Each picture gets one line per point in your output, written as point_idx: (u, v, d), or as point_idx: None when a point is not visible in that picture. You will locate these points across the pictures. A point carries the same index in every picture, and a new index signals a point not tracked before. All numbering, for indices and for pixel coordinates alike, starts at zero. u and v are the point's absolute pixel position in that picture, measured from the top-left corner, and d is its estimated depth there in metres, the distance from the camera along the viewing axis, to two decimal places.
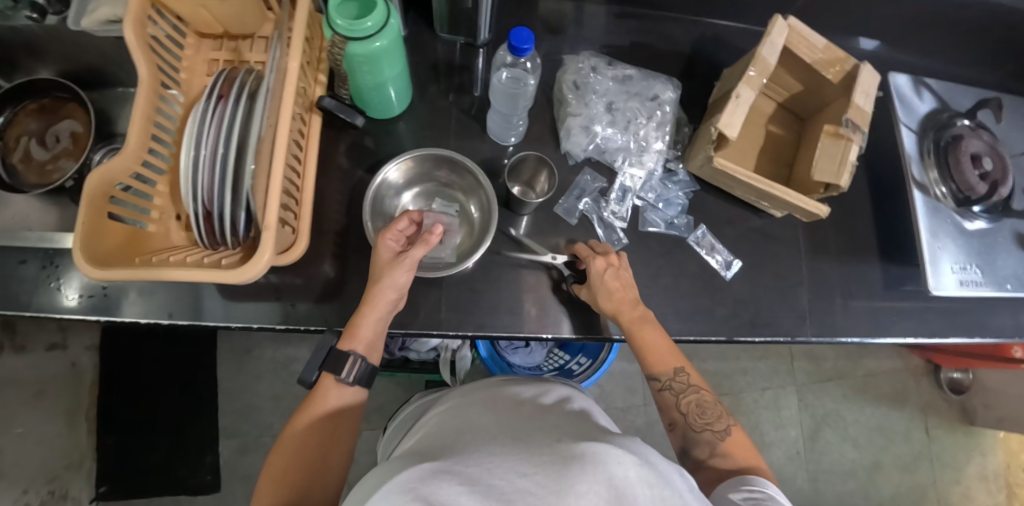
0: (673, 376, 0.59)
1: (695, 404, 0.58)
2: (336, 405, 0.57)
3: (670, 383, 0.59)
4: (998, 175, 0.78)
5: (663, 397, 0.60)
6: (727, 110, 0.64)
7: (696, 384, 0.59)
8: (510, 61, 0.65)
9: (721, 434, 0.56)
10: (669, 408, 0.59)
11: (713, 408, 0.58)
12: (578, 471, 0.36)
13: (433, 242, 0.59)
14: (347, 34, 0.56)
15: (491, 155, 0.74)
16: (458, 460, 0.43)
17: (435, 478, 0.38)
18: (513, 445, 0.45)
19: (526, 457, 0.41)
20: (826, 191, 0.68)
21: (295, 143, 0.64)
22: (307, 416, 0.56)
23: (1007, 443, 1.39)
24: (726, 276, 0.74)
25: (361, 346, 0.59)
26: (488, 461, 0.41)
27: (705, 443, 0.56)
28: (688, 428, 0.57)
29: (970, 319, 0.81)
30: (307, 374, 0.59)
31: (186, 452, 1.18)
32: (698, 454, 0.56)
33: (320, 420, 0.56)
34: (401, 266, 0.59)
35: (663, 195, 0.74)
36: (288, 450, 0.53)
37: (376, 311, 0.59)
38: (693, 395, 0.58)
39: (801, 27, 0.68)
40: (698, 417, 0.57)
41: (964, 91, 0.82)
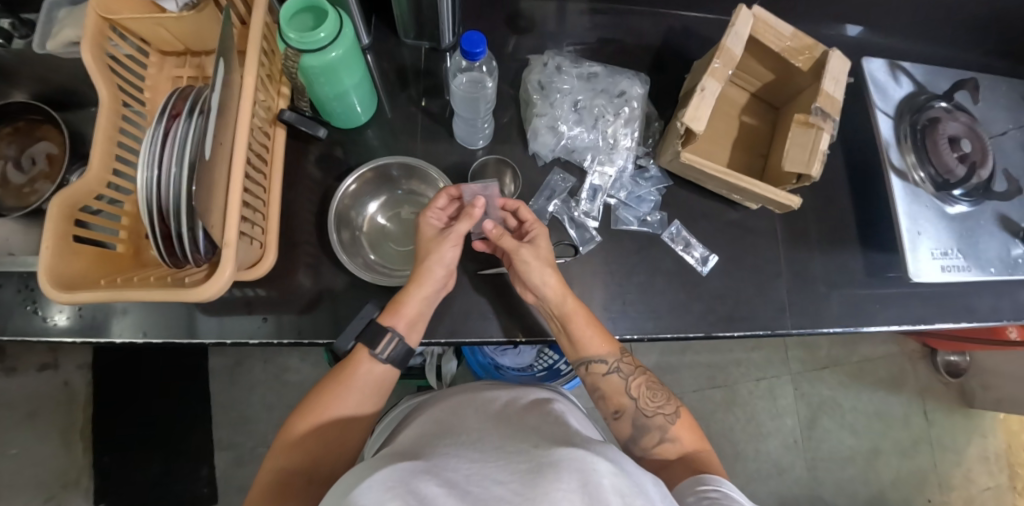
0: (619, 358, 0.60)
1: (645, 387, 0.59)
2: (363, 379, 0.55)
3: (616, 365, 0.59)
4: (977, 157, 0.77)
5: (610, 381, 0.59)
6: (692, 104, 0.63)
7: (639, 366, 0.61)
8: (466, 66, 0.64)
9: (671, 418, 0.57)
10: (615, 392, 0.59)
11: (661, 390, 0.59)
12: (554, 480, 0.35)
13: (476, 215, 0.61)
14: (300, 46, 0.56)
15: (460, 159, 0.74)
16: (439, 464, 0.41)
17: (415, 480, 0.36)
18: (493, 450, 0.43)
19: (504, 465, 0.39)
20: (799, 182, 0.67)
21: (257, 158, 0.64)
22: (335, 386, 0.55)
23: (1008, 424, 1.37)
24: (702, 272, 0.73)
25: (401, 323, 0.58)
26: (466, 468, 0.39)
27: (656, 427, 0.57)
28: (638, 413, 0.58)
29: (955, 303, 0.80)
30: (344, 343, 0.66)
31: (182, 463, 1.19)
32: (646, 442, 0.57)
33: (348, 389, 0.55)
34: (447, 240, 0.60)
35: (634, 192, 0.74)
36: (311, 416, 0.53)
37: (422, 290, 0.59)
38: (640, 377, 0.60)
39: (766, 15, 0.67)
40: (650, 401, 0.58)
41: (940, 72, 0.80)
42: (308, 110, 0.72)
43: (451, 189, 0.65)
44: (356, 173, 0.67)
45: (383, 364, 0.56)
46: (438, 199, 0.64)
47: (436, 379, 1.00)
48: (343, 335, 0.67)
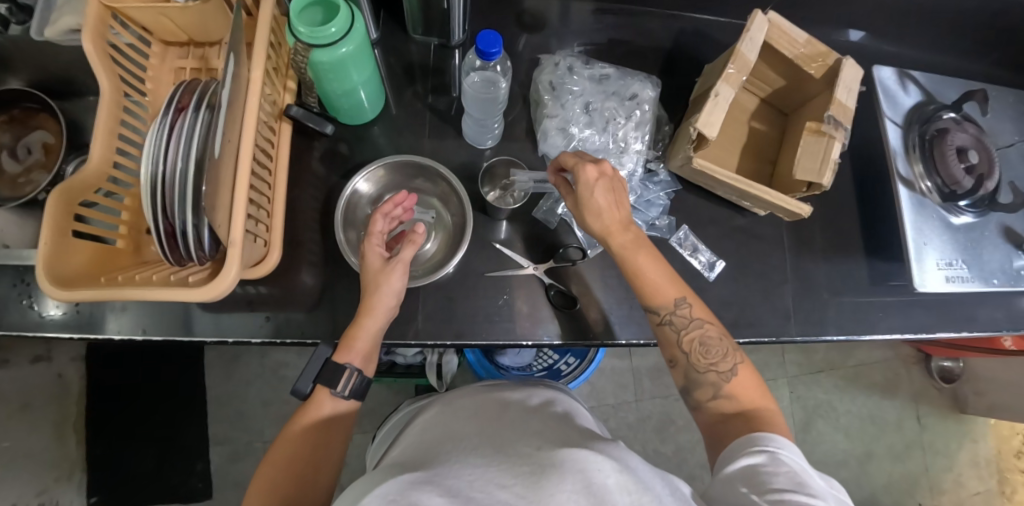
0: (674, 310, 0.57)
1: (698, 342, 0.55)
2: (328, 417, 0.55)
3: (672, 317, 0.57)
4: (984, 169, 0.77)
5: (665, 332, 0.57)
6: (706, 109, 0.62)
7: (700, 318, 0.56)
8: (479, 65, 0.63)
9: (726, 376, 0.54)
10: (671, 343, 0.57)
11: (719, 346, 0.55)
12: (557, 480, 0.36)
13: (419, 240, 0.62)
14: (311, 41, 0.54)
15: (468, 158, 0.73)
16: (441, 468, 0.41)
17: (417, 489, 0.36)
18: (496, 449, 0.43)
19: (506, 465, 0.40)
20: (810, 190, 0.67)
21: (263, 153, 0.62)
22: (299, 428, 0.53)
23: (999, 430, 1.39)
24: (709, 277, 0.73)
25: (356, 358, 0.57)
26: (470, 470, 0.39)
27: (709, 384, 0.54)
28: (691, 368, 0.56)
29: (956, 313, 0.81)
30: (301, 386, 0.57)
31: (176, 458, 1.18)
32: (699, 396, 0.55)
33: (312, 430, 0.53)
34: (395, 270, 0.60)
35: (643, 196, 0.73)
36: (279, 458, 0.50)
37: (375, 321, 0.59)
38: (696, 331, 0.56)
39: (781, 22, 0.67)
40: (703, 357, 0.55)
41: (949, 82, 0.80)
42: (315, 107, 0.71)
43: (386, 206, 0.64)
44: (368, 168, 0.66)
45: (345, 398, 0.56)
46: (378, 222, 0.63)
47: (436, 378, 0.99)
48: (299, 380, 0.57)
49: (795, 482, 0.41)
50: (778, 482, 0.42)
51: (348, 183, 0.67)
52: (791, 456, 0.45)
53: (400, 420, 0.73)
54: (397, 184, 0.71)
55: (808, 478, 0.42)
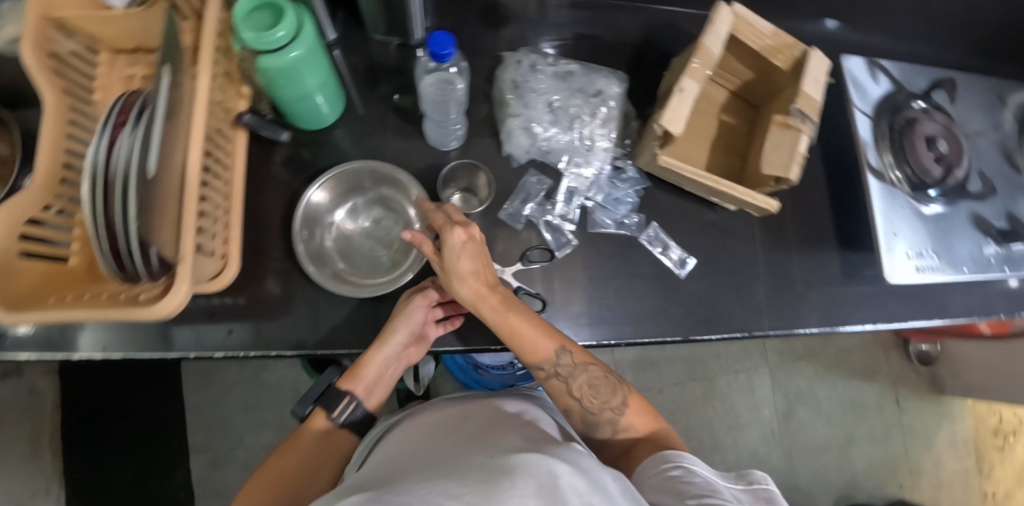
0: (557, 361, 0.58)
1: (588, 386, 0.58)
2: (313, 439, 0.61)
3: (556, 369, 0.58)
4: (953, 158, 0.77)
5: (554, 384, 0.59)
6: (670, 106, 0.61)
7: (582, 363, 0.58)
8: (433, 66, 0.59)
9: (619, 410, 0.58)
10: (562, 394, 0.59)
11: (607, 384, 0.59)
12: (509, 486, 0.34)
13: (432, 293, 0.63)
14: (256, 47, 0.53)
15: (431, 161, 0.71)
16: (390, 489, 0.38)
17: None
18: (448, 466, 0.42)
19: (458, 475, 0.39)
20: (777, 185, 0.67)
21: (215, 164, 0.60)
22: (286, 448, 0.59)
23: (974, 409, 1.41)
24: (680, 275, 0.72)
25: (360, 386, 0.63)
26: (421, 484, 0.38)
27: (606, 422, 0.58)
28: (586, 412, 0.58)
29: (927, 302, 0.81)
30: (297, 410, 0.63)
31: (155, 470, 1.14)
32: (601, 435, 0.59)
33: (295, 449, 0.59)
34: (414, 303, 0.62)
35: (611, 194, 0.72)
36: (290, 451, 0.59)
37: (379, 354, 0.62)
38: (580, 376, 0.58)
39: (748, 14, 0.65)
40: (594, 399, 0.58)
41: (919, 71, 0.80)
42: (269, 114, 0.69)
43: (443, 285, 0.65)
44: (321, 178, 0.64)
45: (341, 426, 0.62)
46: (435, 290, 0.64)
47: (414, 381, 0.97)
48: (297, 404, 0.63)
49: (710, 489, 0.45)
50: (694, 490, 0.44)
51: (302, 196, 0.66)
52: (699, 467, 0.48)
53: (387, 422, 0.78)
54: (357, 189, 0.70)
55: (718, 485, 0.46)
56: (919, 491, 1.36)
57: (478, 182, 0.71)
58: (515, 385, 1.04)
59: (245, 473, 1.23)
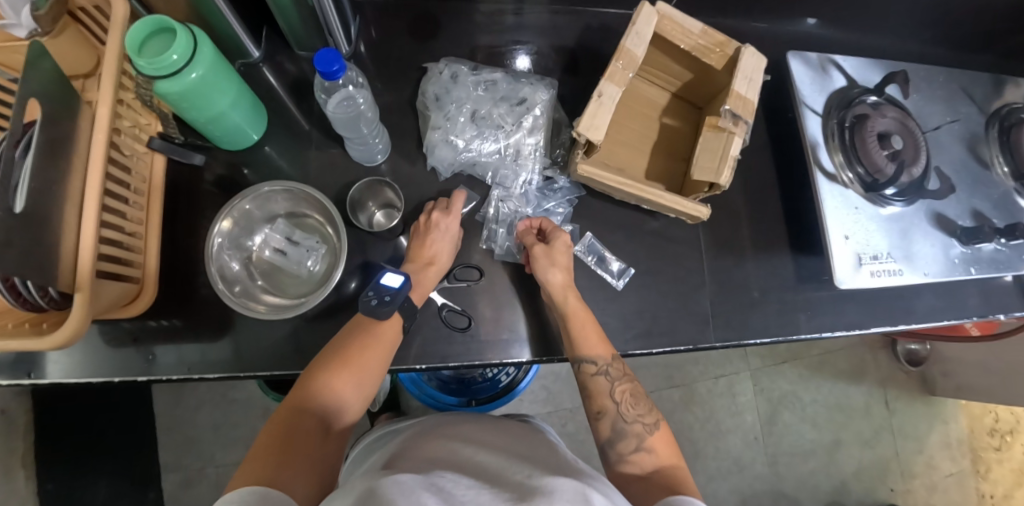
0: (610, 362, 0.60)
1: (629, 393, 0.59)
2: (384, 344, 0.56)
3: (606, 368, 0.60)
4: (908, 154, 0.72)
5: (596, 383, 0.59)
6: (588, 112, 0.59)
7: (627, 374, 0.61)
8: (328, 85, 0.58)
9: (650, 428, 0.56)
10: (602, 393, 0.59)
11: (644, 401, 0.59)
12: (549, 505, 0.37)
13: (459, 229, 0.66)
14: (151, 72, 0.52)
15: (358, 177, 0.69)
16: (437, 480, 0.42)
17: (418, 493, 0.38)
18: (485, 476, 0.46)
19: (495, 487, 0.42)
20: (710, 190, 0.64)
21: (130, 189, 0.60)
22: (357, 346, 0.54)
23: (969, 409, 1.36)
24: (618, 286, 0.69)
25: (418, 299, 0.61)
26: (462, 485, 0.42)
27: (632, 435, 0.56)
28: (619, 417, 0.57)
29: (889, 305, 0.77)
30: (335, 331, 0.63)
31: (130, 489, 1.15)
32: (622, 448, 0.55)
33: (362, 349, 0.54)
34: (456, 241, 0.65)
35: (542, 206, 0.70)
36: (352, 352, 0.54)
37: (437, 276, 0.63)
38: (626, 383, 0.60)
39: (672, 13, 0.63)
40: (631, 407, 0.58)
41: (871, 64, 0.76)
42: (178, 135, 0.67)
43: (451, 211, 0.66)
44: (234, 199, 0.61)
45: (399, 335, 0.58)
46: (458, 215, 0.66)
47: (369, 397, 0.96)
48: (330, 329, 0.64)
49: None
50: None
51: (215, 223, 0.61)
52: None
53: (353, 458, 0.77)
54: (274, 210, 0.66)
55: None
56: (912, 495, 1.31)
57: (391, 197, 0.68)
58: (476, 398, 1.03)
59: (216, 490, 1.22)
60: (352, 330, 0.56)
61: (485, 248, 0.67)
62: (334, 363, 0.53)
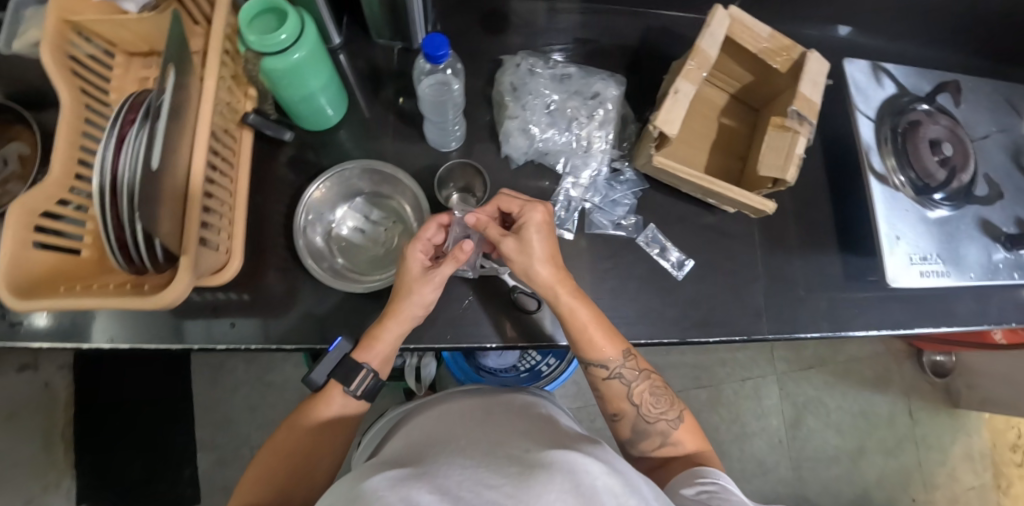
0: (621, 363, 0.60)
1: (648, 393, 0.60)
2: (337, 410, 0.61)
3: (619, 370, 0.60)
4: (959, 161, 0.76)
5: (612, 386, 0.61)
6: (664, 106, 0.62)
7: (645, 370, 0.61)
8: (429, 68, 0.61)
9: (673, 423, 0.59)
10: (617, 396, 0.61)
11: (665, 396, 0.61)
12: (545, 481, 0.39)
13: (460, 258, 0.58)
14: (261, 49, 0.55)
15: (431, 161, 0.72)
16: (432, 473, 0.46)
17: (408, 489, 0.41)
18: (483, 456, 0.49)
19: (495, 467, 0.44)
20: (775, 186, 0.67)
21: (223, 160, 0.62)
22: (309, 414, 0.60)
23: (991, 423, 1.37)
24: (677, 277, 0.72)
25: (373, 360, 0.62)
26: (457, 471, 0.44)
27: (657, 433, 0.59)
28: (640, 418, 0.60)
29: (933, 308, 0.80)
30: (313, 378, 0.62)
31: (163, 468, 1.17)
32: (647, 445, 0.59)
33: (317, 421, 0.60)
34: (431, 283, 0.59)
35: (608, 196, 0.72)
36: (301, 423, 0.60)
37: (398, 325, 0.61)
38: (643, 383, 0.60)
39: (744, 17, 0.66)
40: (652, 407, 0.60)
41: (924, 73, 0.79)
42: (273, 114, 0.71)
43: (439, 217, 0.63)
44: (319, 179, 0.65)
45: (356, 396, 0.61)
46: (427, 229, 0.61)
47: (415, 381, 1.00)
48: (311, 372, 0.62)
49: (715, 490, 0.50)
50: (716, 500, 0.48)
51: (302, 193, 0.66)
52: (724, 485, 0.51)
53: (384, 425, 0.87)
54: (355, 189, 0.71)
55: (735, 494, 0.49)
56: None
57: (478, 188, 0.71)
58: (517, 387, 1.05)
59: None
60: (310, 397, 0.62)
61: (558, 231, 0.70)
62: (288, 434, 0.59)
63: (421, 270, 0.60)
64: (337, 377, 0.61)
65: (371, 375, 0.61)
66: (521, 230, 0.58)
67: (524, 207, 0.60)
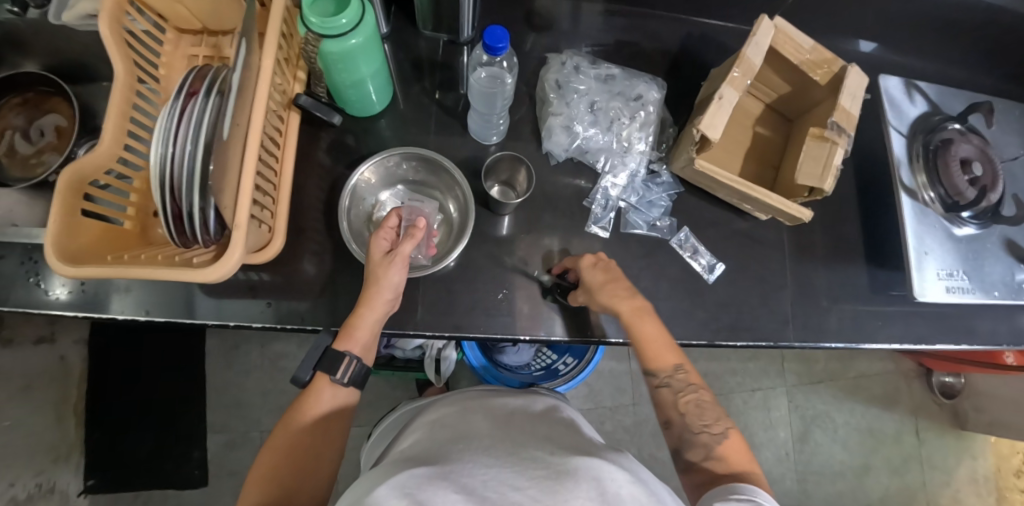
0: (672, 373, 0.59)
1: (694, 404, 0.58)
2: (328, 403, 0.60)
3: (669, 379, 0.59)
4: (988, 181, 0.77)
5: (660, 394, 0.60)
6: (709, 111, 0.63)
7: (694, 384, 0.59)
8: (486, 60, 0.65)
9: (718, 437, 0.56)
10: (667, 407, 0.59)
11: (712, 409, 0.58)
12: (571, 488, 0.39)
13: (419, 234, 0.61)
14: (320, 31, 0.55)
15: (472, 153, 0.74)
16: (454, 470, 0.45)
17: (433, 488, 0.40)
18: (505, 454, 0.48)
19: (519, 467, 0.44)
20: (810, 195, 0.68)
21: (272, 141, 0.63)
22: (300, 412, 0.59)
23: (996, 447, 1.38)
24: (708, 279, 0.73)
25: (356, 348, 0.61)
26: (481, 469, 0.44)
27: (702, 445, 0.56)
28: (686, 429, 0.57)
29: (956, 325, 0.81)
30: (300, 374, 0.62)
31: (173, 446, 1.18)
32: (692, 456, 0.56)
33: (312, 418, 0.58)
34: (394, 265, 0.60)
35: (645, 197, 0.74)
36: (293, 423, 0.58)
37: (373, 313, 0.61)
38: (691, 394, 0.58)
39: (788, 28, 0.68)
40: (697, 418, 0.57)
41: (956, 94, 0.81)
42: (324, 97, 0.72)
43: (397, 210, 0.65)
44: (368, 162, 0.67)
45: (344, 386, 0.61)
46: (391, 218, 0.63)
47: (435, 373, 1.01)
48: (299, 369, 0.62)
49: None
50: None
51: (353, 172, 0.68)
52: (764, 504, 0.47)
53: (398, 419, 0.86)
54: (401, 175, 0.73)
55: None
56: None
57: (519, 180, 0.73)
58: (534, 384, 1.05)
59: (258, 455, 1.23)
60: (299, 396, 0.61)
61: (593, 229, 0.72)
62: (285, 435, 0.57)
63: (383, 254, 0.61)
64: (321, 366, 0.59)
65: (352, 362, 0.60)
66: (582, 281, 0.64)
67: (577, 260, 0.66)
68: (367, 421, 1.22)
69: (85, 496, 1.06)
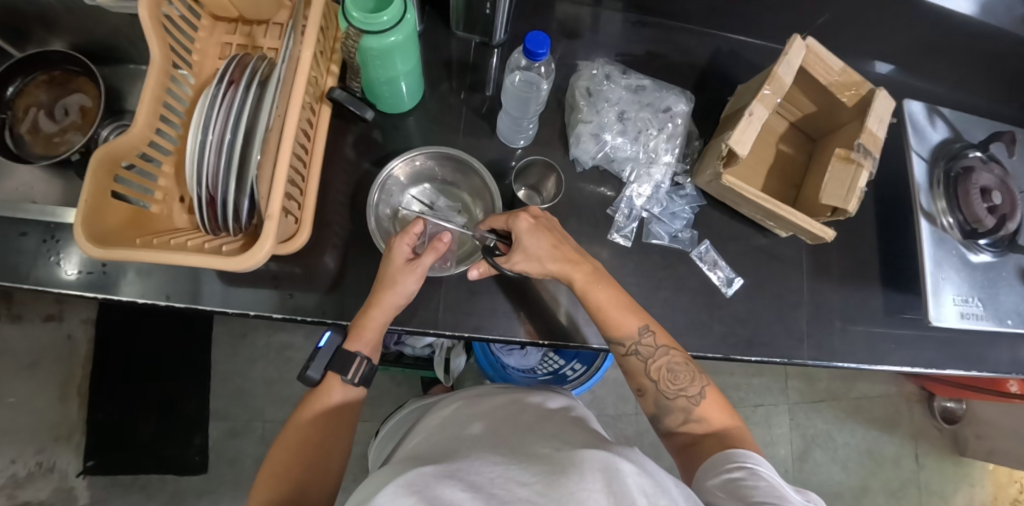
0: (639, 339, 0.59)
1: (666, 369, 0.58)
2: (337, 403, 0.61)
3: (637, 347, 0.59)
4: (1006, 210, 0.78)
5: (631, 362, 0.60)
6: (738, 127, 0.64)
7: (664, 346, 0.59)
8: (524, 65, 0.67)
9: (695, 399, 0.57)
10: (639, 373, 0.60)
11: (686, 371, 0.58)
12: (579, 479, 0.38)
13: (441, 250, 0.60)
14: (362, 27, 0.55)
15: (498, 156, 0.74)
16: (460, 467, 0.44)
17: (439, 483, 0.39)
18: (512, 453, 0.47)
19: (525, 465, 0.43)
20: (833, 215, 0.69)
21: (304, 133, 0.63)
22: (308, 412, 0.59)
23: (994, 476, 1.39)
24: (727, 293, 0.73)
25: (364, 347, 0.62)
26: (489, 467, 0.43)
27: (679, 409, 0.58)
28: (660, 394, 0.59)
29: (967, 352, 0.81)
30: (312, 374, 0.60)
31: (175, 431, 1.17)
32: (670, 422, 0.59)
33: (322, 415, 0.59)
34: (412, 274, 0.60)
35: (668, 208, 0.74)
36: (302, 423, 0.58)
37: (382, 314, 0.61)
38: (661, 358, 0.59)
39: (819, 49, 0.68)
40: (671, 383, 0.58)
41: (978, 122, 0.82)
42: (358, 92, 0.72)
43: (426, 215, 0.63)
44: (403, 158, 0.68)
45: (356, 386, 0.62)
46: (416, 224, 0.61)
47: (444, 372, 1.03)
48: (309, 368, 0.60)
49: (748, 473, 0.48)
50: (758, 495, 0.45)
51: (385, 166, 0.69)
52: (766, 471, 0.48)
53: (403, 420, 0.86)
54: (432, 175, 0.73)
55: (786, 492, 0.45)
56: None
57: (546, 185, 0.74)
58: None
59: (259, 445, 1.23)
60: (305, 396, 0.61)
61: (614, 237, 0.72)
62: (295, 435, 0.57)
63: (405, 261, 0.61)
64: (333, 367, 0.60)
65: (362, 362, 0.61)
66: (518, 241, 0.60)
67: (510, 221, 0.61)
68: (370, 416, 1.22)
69: (84, 477, 1.04)
